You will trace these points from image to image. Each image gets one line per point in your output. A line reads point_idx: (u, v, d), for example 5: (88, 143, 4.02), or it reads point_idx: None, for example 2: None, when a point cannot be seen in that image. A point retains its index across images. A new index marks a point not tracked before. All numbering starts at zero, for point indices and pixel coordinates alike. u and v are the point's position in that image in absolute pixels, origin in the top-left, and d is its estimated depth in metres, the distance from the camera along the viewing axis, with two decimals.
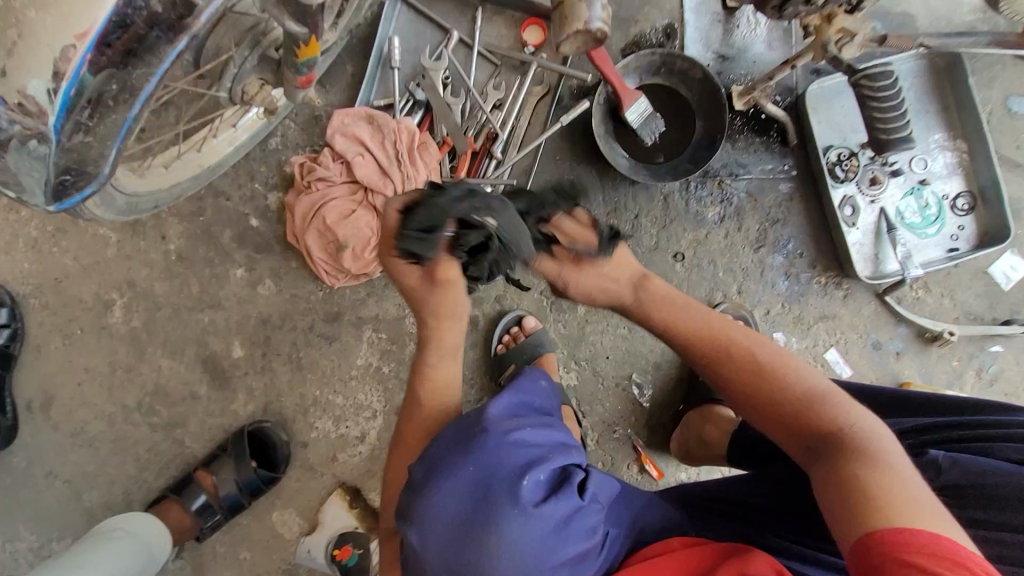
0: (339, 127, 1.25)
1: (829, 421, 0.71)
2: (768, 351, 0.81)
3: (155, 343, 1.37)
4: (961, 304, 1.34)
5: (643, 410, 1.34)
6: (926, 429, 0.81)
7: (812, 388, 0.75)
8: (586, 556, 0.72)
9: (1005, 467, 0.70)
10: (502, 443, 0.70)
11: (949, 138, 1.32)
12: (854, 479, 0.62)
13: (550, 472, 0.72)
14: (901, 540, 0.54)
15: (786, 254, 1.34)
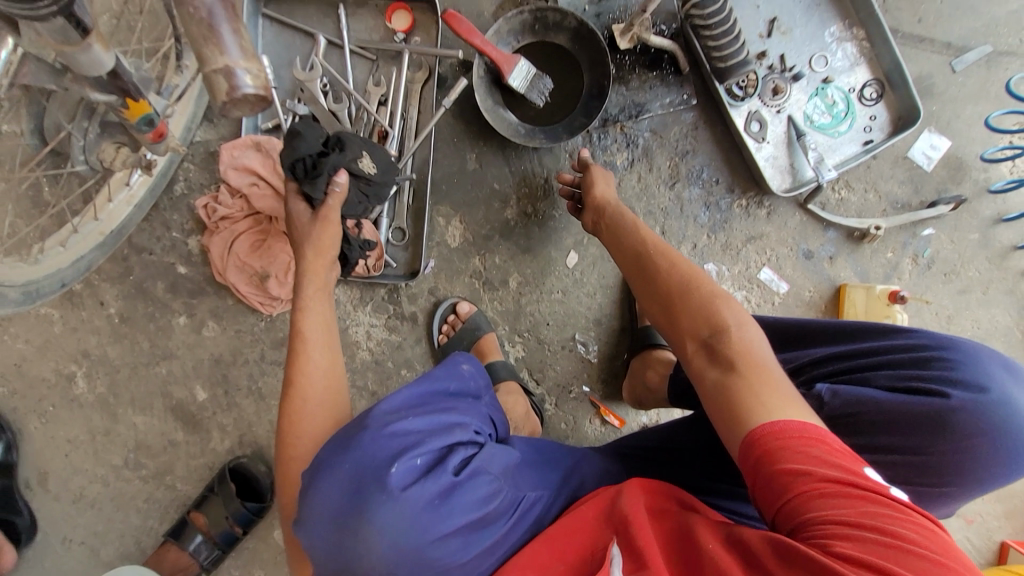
0: (229, 161, 1.27)
1: (708, 320, 0.78)
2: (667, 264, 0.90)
3: (124, 403, 1.42)
4: (886, 195, 1.31)
5: (593, 366, 1.38)
6: (820, 361, 0.85)
7: (701, 291, 0.82)
8: (482, 526, 0.76)
9: (879, 394, 0.76)
10: (376, 437, 0.75)
11: (845, 29, 1.27)
12: (741, 390, 0.69)
13: (428, 455, 0.76)
14: (777, 431, 0.63)
15: (702, 184, 1.33)
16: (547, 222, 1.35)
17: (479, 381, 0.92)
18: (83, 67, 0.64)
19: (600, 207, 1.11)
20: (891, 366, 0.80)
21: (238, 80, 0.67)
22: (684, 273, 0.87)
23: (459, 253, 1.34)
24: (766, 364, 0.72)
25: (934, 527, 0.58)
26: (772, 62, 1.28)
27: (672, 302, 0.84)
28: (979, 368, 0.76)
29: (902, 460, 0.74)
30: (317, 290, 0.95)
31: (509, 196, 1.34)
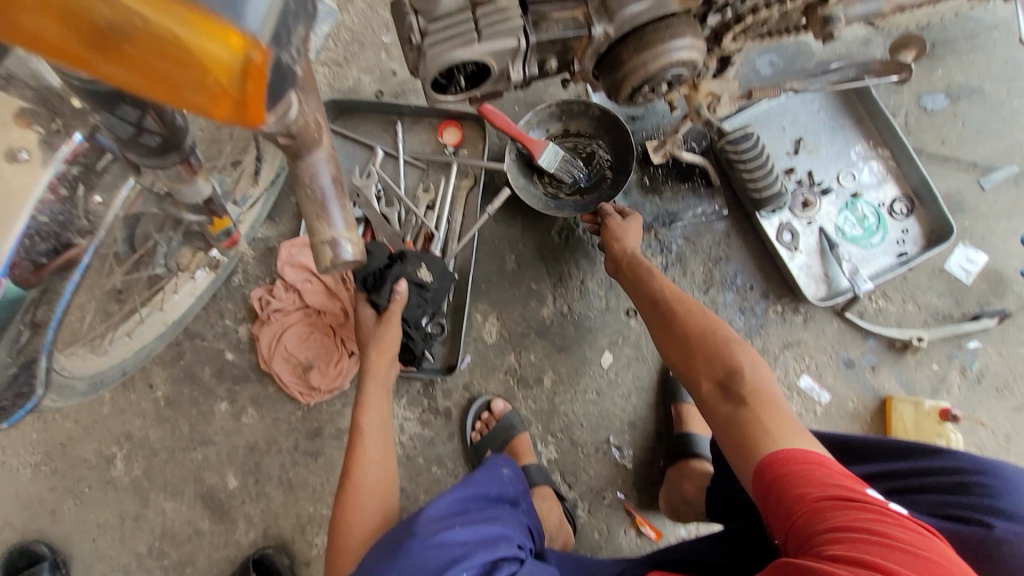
0: (287, 258, 1.39)
1: (722, 359, 0.91)
2: (681, 305, 1.02)
3: (156, 488, 1.43)
4: (925, 306, 1.31)
5: (628, 471, 1.34)
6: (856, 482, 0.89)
7: (714, 332, 0.95)
8: None
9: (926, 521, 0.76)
10: (425, 546, 0.78)
11: (870, 148, 1.34)
12: (752, 420, 0.81)
13: (473, 569, 0.79)
14: (787, 456, 0.74)
15: (736, 290, 1.35)
16: (582, 322, 1.38)
17: (518, 487, 0.97)
18: (184, 196, 0.72)
19: (620, 257, 1.19)
20: (933, 490, 0.81)
21: (340, 250, 0.65)
22: (698, 314, 1.00)
23: (495, 350, 1.37)
24: (775, 399, 0.84)
25: (929, 538, 0.64)
26: (801, 178, 1.34)
27: (689, 342, 0.96)
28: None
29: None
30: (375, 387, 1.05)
31: (545, 295, 1.39)
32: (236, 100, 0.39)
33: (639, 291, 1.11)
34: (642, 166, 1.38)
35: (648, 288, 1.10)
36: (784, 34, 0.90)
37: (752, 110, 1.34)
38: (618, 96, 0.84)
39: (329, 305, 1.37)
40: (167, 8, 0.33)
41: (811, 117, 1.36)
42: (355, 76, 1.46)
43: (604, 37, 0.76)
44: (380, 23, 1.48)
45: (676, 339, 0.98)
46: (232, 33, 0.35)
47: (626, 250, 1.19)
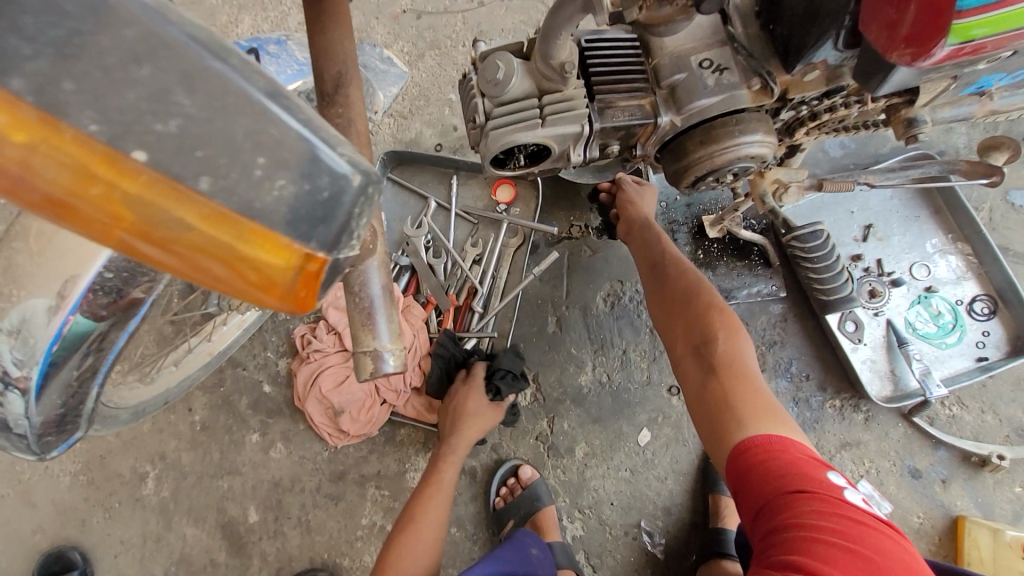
0: (332, 301, 1.39)
1: (702, 329, 0.95)
2: (675, 273, 1.04)
3: (181, 512, 1.44)
4: (1008, 419, 1.18)
5: (658, 561, 1.24)
6: None
7: (703, 302, 0.97)
8: None
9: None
10: None
11: (949, 241, 1.25)
12: (724, 394, 0.86)
13: None
14: (749, 437, 0.79)
15: (790, 377, 1.27)
16: (621, 394, 1.32)
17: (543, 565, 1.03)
18: None
19: (631, 220, 1.17)
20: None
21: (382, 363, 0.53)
22: (693, 285, 1.01)
23: (527, 414, 1.33)
24: (749, 373, 0.88)
25: (873, 530, 0.67)
26: (868, 266, 1.26)
27: (675, 310, 1.00)
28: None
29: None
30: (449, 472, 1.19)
31: (585, 362, 1.34)
32: (285, 292, 0.33)
33: (639, 256, 1.12)
34: (696, 238, 1.35)
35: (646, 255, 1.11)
36: (861, 129, 0.87)
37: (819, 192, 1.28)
38: (680, 182, 0.83)
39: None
40: (224, 225, 0.29)
41: (883, 203, 1.29)
42: (418, 129, 1.50)
43: (670, 126, 0.76)
44: (447, 81, 1.53)
45: (664, 306, 1.02)
46: (287, 247, 0.31)
47: (633, 215, 1.17)
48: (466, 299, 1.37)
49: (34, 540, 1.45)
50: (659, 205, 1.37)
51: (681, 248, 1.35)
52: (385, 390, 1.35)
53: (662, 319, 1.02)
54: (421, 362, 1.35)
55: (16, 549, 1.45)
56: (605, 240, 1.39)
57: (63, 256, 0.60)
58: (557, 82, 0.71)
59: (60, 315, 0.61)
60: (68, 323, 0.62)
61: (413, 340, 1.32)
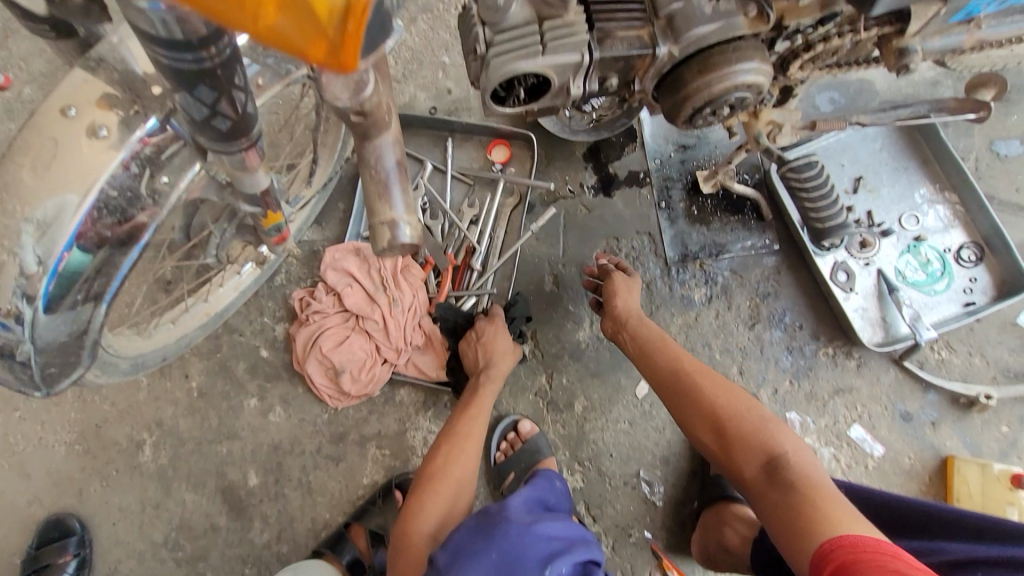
0: (331, 262, 1.39)
1: (763, 445, 0.95)
2: (703, 384, 1.04)
3: (180, 478, 1.44)
4: (994, 361, 1.22)
5: (658, 509, 1.27)
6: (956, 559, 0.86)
7: (748, 419, 0.98)
8: None
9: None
10: (523, 534, 0.82)
11: (937, 191, 1.28)
12: (805, 506, 0.84)
13: (574, 565, 0.80)
14: (847, 543, 0.77)
15: (785, 328, 1.29)
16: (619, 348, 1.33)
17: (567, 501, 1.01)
18: (244, 186, 0.72)
19: (621, 321, 1.18)
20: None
21: (399, 232, 0.62)
22: (728, 396, 1.02)
23: (526, 370, 1.34)
24: (820, 482, 0.88)
25: None
26: (860, 217, 1.28)
27: (717, 424, 1.00)
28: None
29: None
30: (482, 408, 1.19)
31: (582, 318, 1.36)
32: (332, 44, 0.34)
33: (648, 360, 1.12)
34: (690, 195, 1.36)
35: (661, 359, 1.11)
36: (853, 65, 0.88)
37: (811, 146, 1.30)
38: (677, 118, 0.83)
39: (368, 310, 1.36)
40: None
41: (873, 156, 1.31)
42: (411, 92, 1.49)
43: (668, 57, 0.76)
44: (440, 43, 1.52)
45: (707, 418, 1.01)
46: None
47: (627, 311, 1.18)
48: (464, 259, 1.37)
49: (30, 511, 1.44)
50: (653, 163, 1.39)
51: (675, 205, 1.36)
52: (385, 348, 1.35)
53: (706, 439, 1.01)
54: (420, 321, 1.37)
55: (13, 520, 1.44)
56: (601, 198, 1.39)
57: (54, 182, 0.61)
58: (557, 9, 0.72)
59: (55, 252, 0.62)
60: (63, 262, 0.64)
61: (411, 301, 1.36)
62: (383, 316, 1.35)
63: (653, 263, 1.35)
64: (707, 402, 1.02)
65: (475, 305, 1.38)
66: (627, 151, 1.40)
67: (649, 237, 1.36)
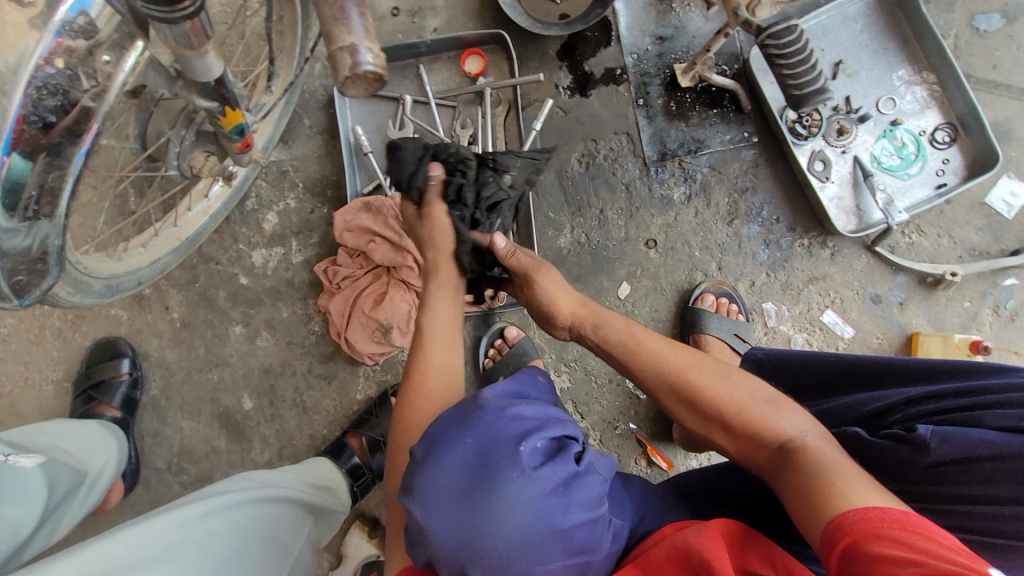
0: (344, 225, 1.31)
1: (767, 431, 0.74)
2: (679, 363, 0.83)
3: (174, 407, 1.45)
4: (961, 241, 1.25)
5: (642, 402, 1.33)
6: (915, 400, 0.74)
7: (742, 398, 0.78)
8: (596, 528, 0.75)
9: (991, 437, 0.66)
10: (500, 416, 0.76)
11: (915, 73, 1.26)
12: (822, 485, 0.64)
13: (548, 441, 0.77)
14: (872, 517, 0.58)
15: (762, 222, 1.31)
16: (601, 252, 1.34)
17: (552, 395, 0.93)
18: (195, 72, 0.71)
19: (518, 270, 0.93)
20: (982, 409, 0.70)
21: (361, 58, 0.67)
22: (718, 375, 0.81)
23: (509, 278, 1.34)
24: (840, 461, 0.68)
25: None
26: (838, 103, 1.27)
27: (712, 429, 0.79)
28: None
29: (1014, 511, 0.63)
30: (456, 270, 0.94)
31: (563, 225, 1.35)
32: None
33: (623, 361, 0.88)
34: (668, 90, 1.33)
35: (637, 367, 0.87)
36: None
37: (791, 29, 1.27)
38: None
39: (400, 260, 1.29)
40: None
41: (853, 39, 1.27)
42: None
43: None
44: None
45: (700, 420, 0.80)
46: None
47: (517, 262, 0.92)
48: None
49: None
50: (631, 58, 1.34)
51: (653, 102, 1.33)
52: (427, 295, 1.29)
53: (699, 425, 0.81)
54: None
55: None
56: (577, 99, 1.36)
57: None
58: None
59: None
60: (4, 167, 0.60)
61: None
62: (416, 260, 1.29)
63: (632, 165, 1.34)
64: (702, 398, 0.79)
65: None
66: (604, 47, 1.35)
67: (627, 137, 1.34)
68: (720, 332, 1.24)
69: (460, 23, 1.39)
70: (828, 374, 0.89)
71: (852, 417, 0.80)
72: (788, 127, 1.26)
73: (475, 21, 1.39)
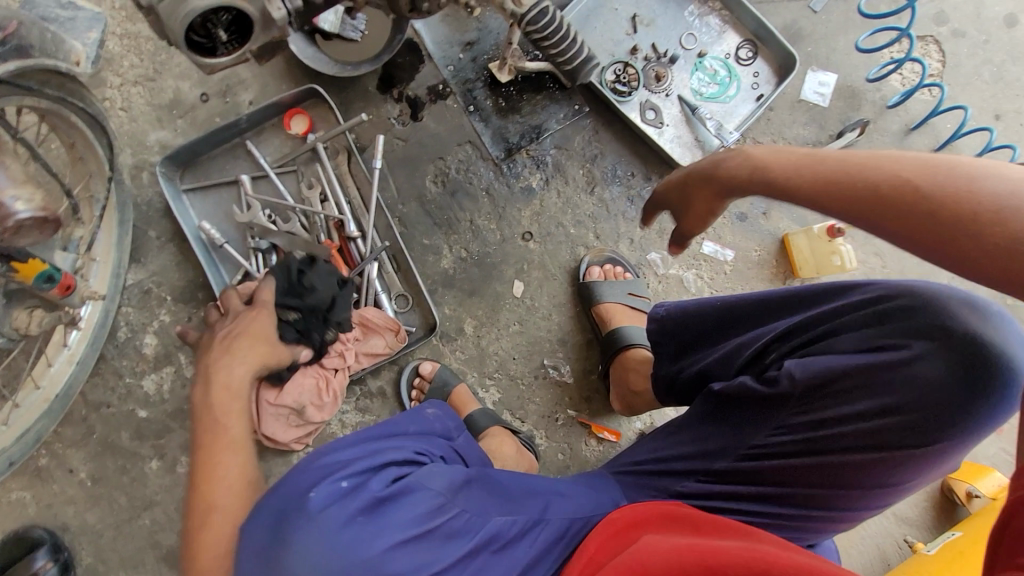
0: None
1: (959, 222, 0.58)
2: (886, 159, 0.64)
3: (114, 567, 1.35)
4: (794, 140, 1.34)
5: (571, 386, 1.34)
6: (783, 335, 0.82)
7: (923, 186, 0.60)
8: (426, 548, 0.67)
9: (844, 359, 0.74)
10: (297, 471, 0.71)
11: (702, 5, 1.34)
12: None
13: (355, 475, 0.71)
14: None
15: (620, 181, 1.35)
16: (484, 260, 1.35)
17: (447, 423, 0.89)
18: None
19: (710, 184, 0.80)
20: (843, 328, 0.77)
21: (11, 209, 0.73)
22: (904, 163, 0.63)
23: (407, 321, 1.33)
24: None
25: None
26: (646, 53, 1.34)
27: (934, 209, 0.60)
28: (944, 307, 0.72)
29: (900, 420, 0.72)
30: (234, 397, 0.83)
31: (441, 247, 1.35)
32: None
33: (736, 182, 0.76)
34: (492, 89, 1.35)
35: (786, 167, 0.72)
36: None
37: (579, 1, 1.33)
38: (400, 8, 0.80)
39: None
40: None
41: None
42: (174, 87, 1.37)
43: None
44: None
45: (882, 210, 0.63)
46: None
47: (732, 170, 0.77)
48: (339, 236, 1.31)
49: None
50: (447, 71, 1.36)
51: (483, 104, 1.35)
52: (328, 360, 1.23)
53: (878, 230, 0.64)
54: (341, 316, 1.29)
55: None
56: (412, 124, 1.36)
57: None
58: None
59: None
60: None
61: None
62: None
63: (484, 169, 1.36)
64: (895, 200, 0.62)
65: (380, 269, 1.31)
66: (419, 69, 1.36)
67: (471, 145, 1.36)
68: (615, 296, 1.27)
69: (274, 88, 1.37)
70: (719, 318, 0.91)
71: (737, 364, 0.86)
72: (609, 89, 1.31)
73: (287, 82, 1.37)
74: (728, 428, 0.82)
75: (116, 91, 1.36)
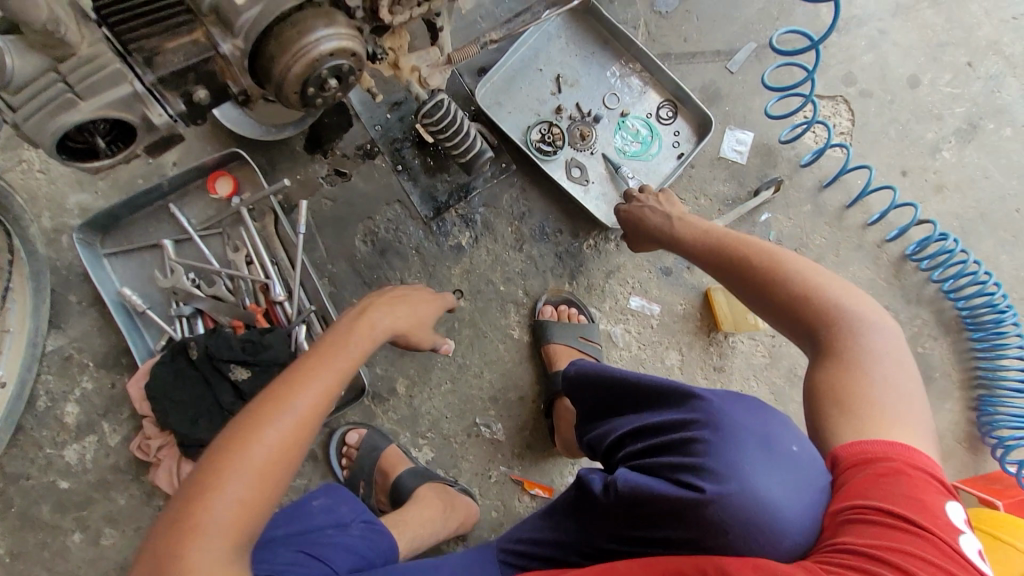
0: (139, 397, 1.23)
1: (815, 306, 0.84)
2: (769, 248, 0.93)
3: None
4: (715, 196, 1.38)
5: (504, 443, 1.35)
6: (635, 434, 0.87)
7: (800, 277, 0.87)
8: None
9: (658, 487, 0.76)
10: None
11: (623, 66, 1.38)
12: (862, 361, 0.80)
13: None
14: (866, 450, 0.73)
15: (548, 238, 1.37)
16: None
17: (325, 514, 0.97)
18: None
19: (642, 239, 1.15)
20: (664, 450, 0.81)
21: None
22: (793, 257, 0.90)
23: None
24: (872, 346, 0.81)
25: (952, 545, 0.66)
26: (570, 113, 1.37)
27: (772, 275, 0.89)
28: (737, 453, 0.74)
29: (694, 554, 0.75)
30: (365, 341, 0.91)
31: None
32: None
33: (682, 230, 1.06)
34: (420, 148, 1.36)
35: (679, 232, 1.06)
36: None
37: (503, 63, 1.35)
38: (291, 104, 0.78)
39: None
40: None
41: (563, 53, 1.37)
42: None
43: (238, 52, 0.71)
44: None
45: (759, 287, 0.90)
46: None
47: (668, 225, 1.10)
48: (266, 300, 1.30)
49: None
50: (375, 131, 1.36)
51: (411, 164, 1.36)
52: None
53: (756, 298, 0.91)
54: None
55: None
56: (340, 184, 1.36)
57: None
58: (63, 46, 0.65)
59: None
60: None
61: None
62: None
63: (414, 228, 1.37)
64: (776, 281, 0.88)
65: (309, 332, 1.29)
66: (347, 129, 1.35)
67: (400, 204, 1.37)
68: (564, 338, 1.29)
69: (199, 149, 1.35)
70: (603, 389, 0.96)
71: (604, 448, 0.93)
72: (534, 148, 1.33)
73: (212, 143, 1.36)
74: (578, 521, 0.89)
75: (35, 154, 1.33)
